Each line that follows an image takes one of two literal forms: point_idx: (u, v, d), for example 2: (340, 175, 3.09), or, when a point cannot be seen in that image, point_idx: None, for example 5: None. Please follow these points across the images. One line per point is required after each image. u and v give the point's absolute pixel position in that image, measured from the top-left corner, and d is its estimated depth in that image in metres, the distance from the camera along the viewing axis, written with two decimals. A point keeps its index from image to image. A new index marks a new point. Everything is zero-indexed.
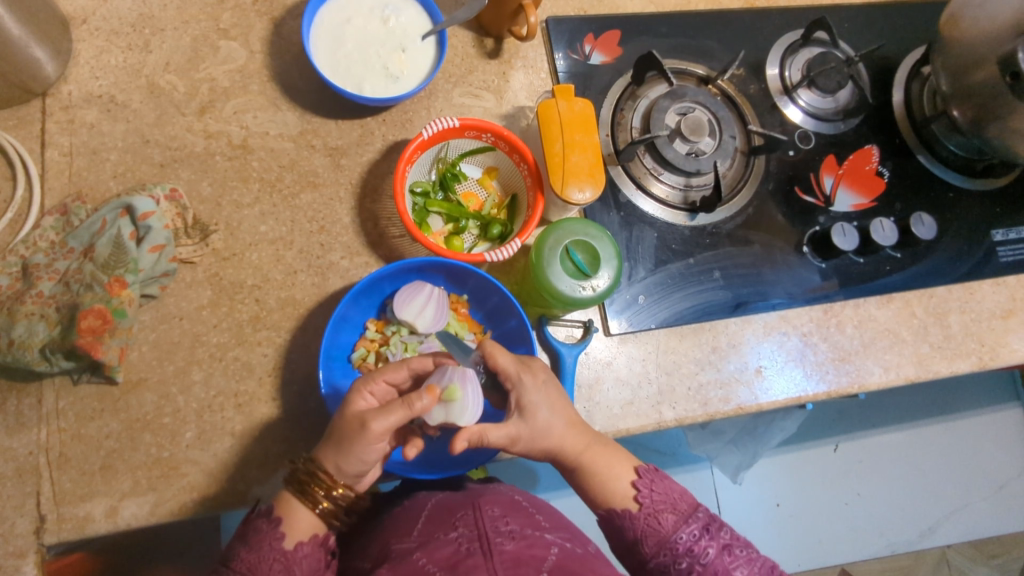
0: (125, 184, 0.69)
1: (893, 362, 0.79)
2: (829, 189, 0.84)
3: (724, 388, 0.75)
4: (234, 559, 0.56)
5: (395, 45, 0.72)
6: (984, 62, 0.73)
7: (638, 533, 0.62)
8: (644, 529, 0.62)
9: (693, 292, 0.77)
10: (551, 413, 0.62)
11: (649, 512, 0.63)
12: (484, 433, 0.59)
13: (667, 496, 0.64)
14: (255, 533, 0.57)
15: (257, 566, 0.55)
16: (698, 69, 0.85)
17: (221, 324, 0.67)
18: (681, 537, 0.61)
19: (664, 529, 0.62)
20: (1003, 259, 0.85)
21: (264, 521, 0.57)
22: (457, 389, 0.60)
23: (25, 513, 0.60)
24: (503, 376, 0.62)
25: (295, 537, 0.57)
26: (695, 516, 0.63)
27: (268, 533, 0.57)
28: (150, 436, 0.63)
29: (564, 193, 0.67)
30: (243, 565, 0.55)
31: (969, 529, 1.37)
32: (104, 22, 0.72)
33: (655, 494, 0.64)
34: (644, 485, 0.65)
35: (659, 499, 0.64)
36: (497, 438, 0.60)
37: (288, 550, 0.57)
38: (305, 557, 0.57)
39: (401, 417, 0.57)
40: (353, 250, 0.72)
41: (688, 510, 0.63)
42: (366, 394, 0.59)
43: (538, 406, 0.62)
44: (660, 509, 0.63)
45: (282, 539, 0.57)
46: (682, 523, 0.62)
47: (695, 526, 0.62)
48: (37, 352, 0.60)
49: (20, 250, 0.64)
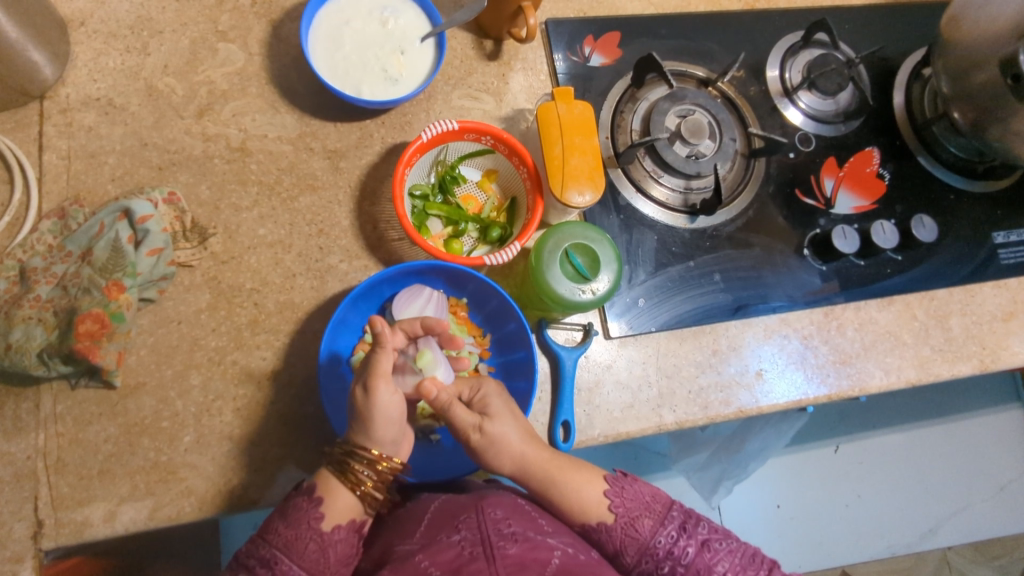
0: (123, 188, 0.69)
1: (894, 365, 0.79)
2: (829, 191, 0.84)
3: (724, 391, 0.74)
4: (271, 532, 0.56)
5: (394, 47, 0.72)
6: (985, 64, 0.73)
7: (617, 544, 0.63)
8: (623, 539, 0.63)
9: (693, 295, 0.77)
10: (512, 422, 0.61)
11: (625, 521, 0.63)
12: (450, 402, 0.61)
13: (639, 501, 0.64)
14: (295, 510, 0.57)
15: (293, 544, 0.55)
16: (698, 71, 0.85)
17: (219, 328, 0.67)
18: (660, 540, 0.62)
19: (642, 536, 0.62)
20: (1003, 261, 0.85)
21: (304, 499, 0.57)
22: (426, 351, 0.63)
23: (22, 518, 0.60)
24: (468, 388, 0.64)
25: (333, 520, 0.57)
26: (671, 516, 0.64)
27: (308, 512, 0.56)
28: (148, 440, 0.63)
29: (563, 195, 0.66)
30: (279, 539, 0.55)
31: (969, 530, 1.36)
32: (102, 24, 0.71)
33: (628, 501, 0.64)
34: (615, 494, 0.64)
35: (632, 506, 0.64)
36: (462, 416, 0.60)
37: (325, 532, 0.56)
38: (340, 540, 0.57)
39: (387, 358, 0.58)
40: (352, 252, 0.72)
41: (663, 511, 0.64)
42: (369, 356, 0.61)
43: (501, 411, 0.61)
44: (636, 515, 0.63)
45: (321, 519, 0.56)
46: (659, 526, 0.63)
47: (671, 527, 0.63)
48: (35, 356, 0.60)
49: (18, 254, 0.64)
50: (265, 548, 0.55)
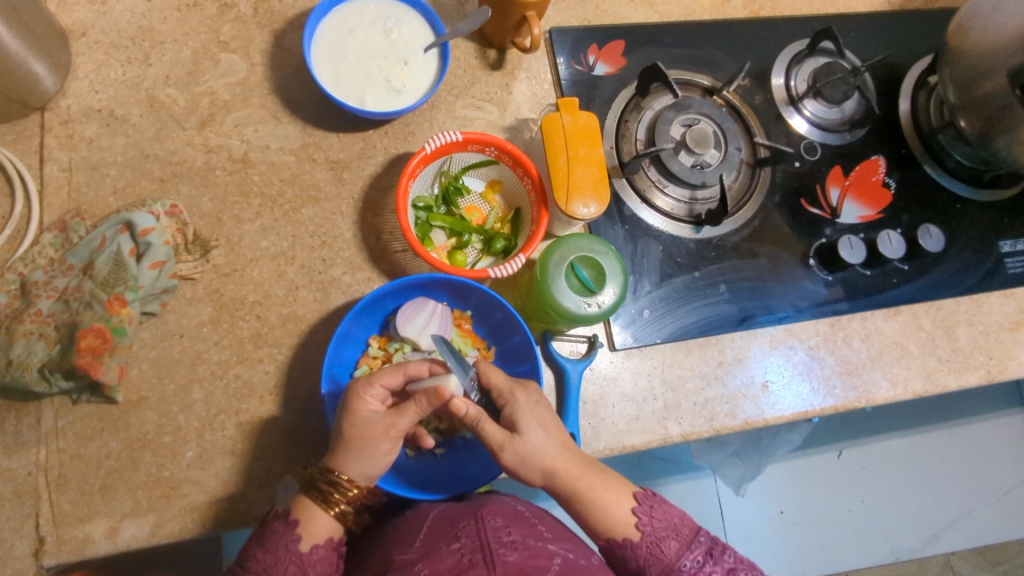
0: (124, 200, 0.68)
1: (900, 376, 0.78)
2: (835, 201, 0.83)
3: (730, 403, 0.74)
4: (250, 560, 0.56)
5: (396, 58, 0.71)
6: (994, 73, 0.72)
7: (641, 562, 0.61)
8: (647, 558, 0.61)
9: (698, 306, 0.76)
10: (545, 435, 0.62)
11: (652, 540, 0.61)
12: (481, 417, 0.60)
13: (668, 522, 0.63)
14: (272, 535, 0.57)
15: (273, 567, 0.55)
16: (703, 80, 0.84)
17: (221, 341, 0.66)
18: (685, 564, 0.60)
19: (667, 557, 0.60)
20: (1010, 270, 0.84)
21: (281, 524, 0.57)
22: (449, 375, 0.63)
23: (24, 535, 0.59)
24: (498, 393, 0.63)
25: (311, 540, 0.57)
26: (698, 541, 0.61)
27: (285, 535, 0.57)
28: (150, 455, 0.62)
29: (568, 208, 0.66)
30: (258, 566, 0.55)
31: (973, 536, 1.35)
32: (102, 35, 0.71)
33: (656, 522, 0.62)
34: (644, 512, 0.63)
35: (660, 526, 0.62)
36: (492, 431, 0.61)
37: (304, 552, 0.56)
38: (319, 560, 0.57)
39: (414, 416, 0.60)
40: (355, 265, 0.71)
41: (690, 534, 0.62)
42: (367, 399, 0.59)
43: (531, 426, 0.61)
44: (662, 536, 0.61)
45: (299, 541, 0.56)
46: (685, 549, 0.61)
47: (699, 551, 0.61)
48: (36, 372, 0.60)
49: (19, 267, 0.64)
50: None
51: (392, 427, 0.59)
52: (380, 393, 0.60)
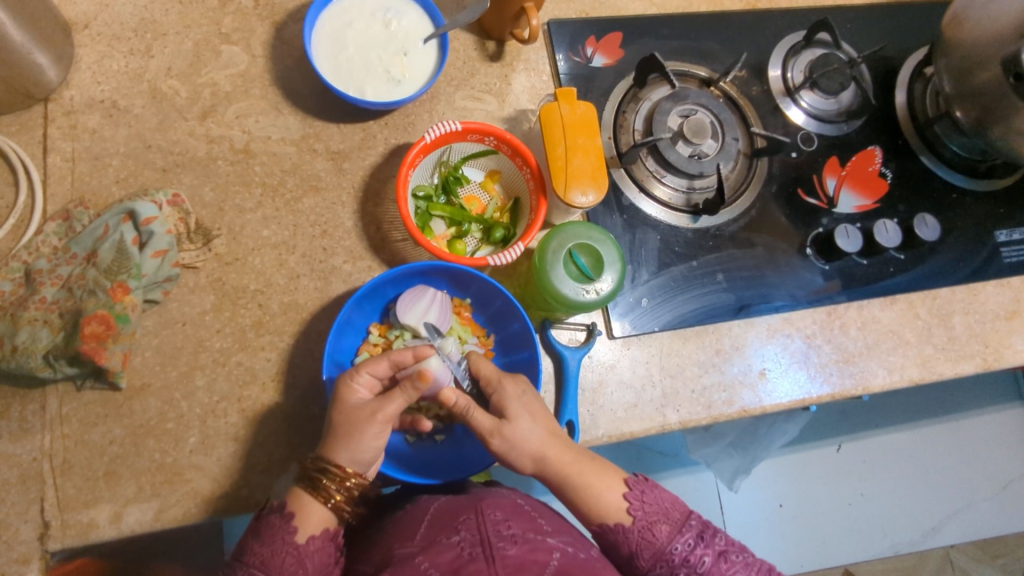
0: (127, 190, 0.69)
1: (897, 364, 0.79)
2: (831, 190, 0.84)
3: (728, 391, 0.74)
4: (247, 553, 0.56)
5: (396, 49, 0.72)
6: (988, 63, 0.73)
7: (633, 547, 0.62)
8: (639, 542, 0.61)
9: (696, 295, 0.77)
10: (533, 423, 0.62)
11: (643, 524, 0.62)
12: (470, 405, 0.62)
13: (658, 506, 0.63)
14: (269, 528, 0.57)
15: (270, 560, 0.56)
16: (700, 72, 0.85)
17: (223, 329, 0.67)
18: (676, 547, 0.61)
19: (659, 541, 0.61)
20: (1006, 260, 0.85)
21: (276, 516, 0.57)
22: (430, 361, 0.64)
23: (29, 520, 0.60)
24: (487, 382, 0.64)
25: (307, 531, 0.57)
26: (689, 525, 0.62)
27: (281, 527, 0.57)
28: (153, 441, 0.63)
29: (566, 196, 0.66)
30: (256, 558, 0.56)
31: (972, 529, 1.36)
32: (105, 27, 0.72)
33: (647, 506, 0.63)
34: (636, 497, 0.64)
35: (651, 511, 0.63)
36: (480, 421, 0.62)
37: (300, 544, 0.57)
38: (316, 551, 0.57)
39: (402, 402, 0.60)
40: (355, 254, 0.72)
41: (681, 518, 0.62)
42: (355, 386, 0.61)
43: (519, 413, 0.62)
44: (653, 520, 0.62)
45: (295, 533, 0.57)
46: (677, 533, 0.61)
47: (690, 535, 0.61)
48: (41, 358, 0.60)
49: (23, 255, 0.64)
50: (242, 569, 0.55)
51: (378, 410, 0.59)
52: (368, 379, 0.62)
